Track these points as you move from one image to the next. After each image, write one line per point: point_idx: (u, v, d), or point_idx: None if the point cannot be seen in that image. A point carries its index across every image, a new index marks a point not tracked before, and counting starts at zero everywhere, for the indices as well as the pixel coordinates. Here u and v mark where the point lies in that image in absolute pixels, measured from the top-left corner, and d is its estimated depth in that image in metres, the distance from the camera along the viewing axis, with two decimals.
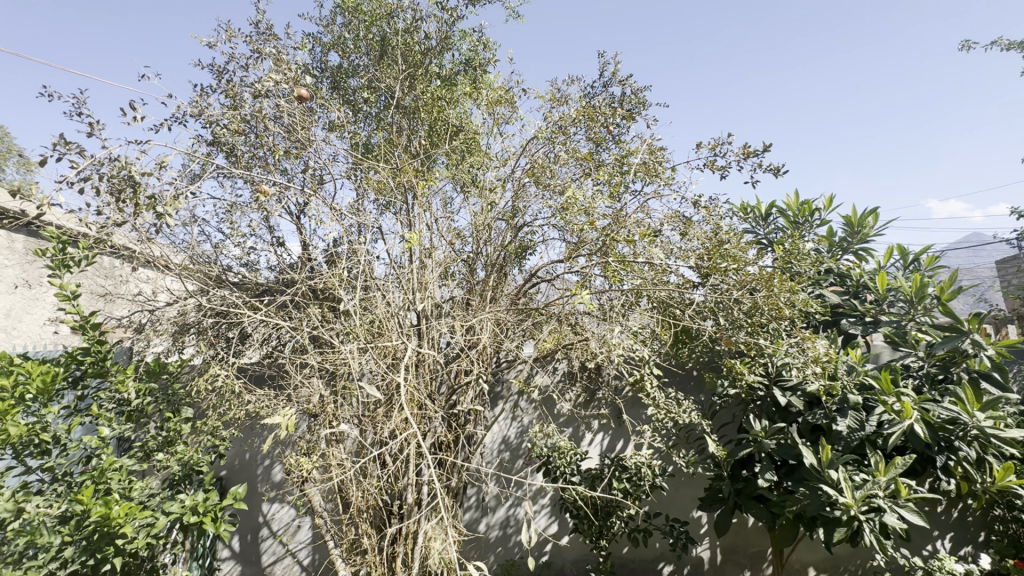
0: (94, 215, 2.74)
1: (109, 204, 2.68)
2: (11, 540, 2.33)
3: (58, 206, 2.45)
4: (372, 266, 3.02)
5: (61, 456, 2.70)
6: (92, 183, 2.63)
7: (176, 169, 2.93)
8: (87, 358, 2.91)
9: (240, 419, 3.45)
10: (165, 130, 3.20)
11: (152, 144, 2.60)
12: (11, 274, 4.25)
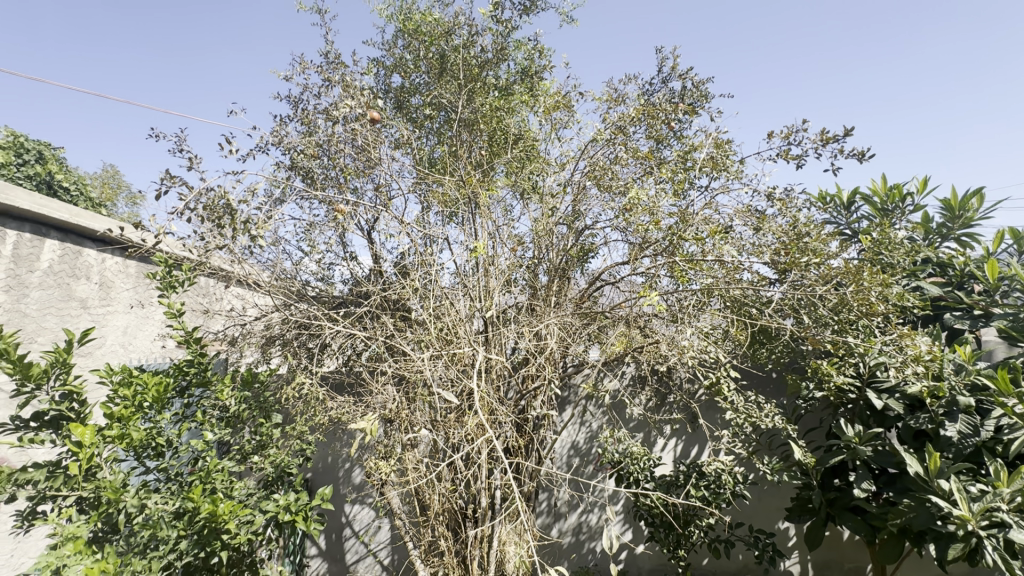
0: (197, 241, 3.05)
1: (208, 230, 2.97)
2: (137, 531, 2.62)
3: (170, 234, 2.75)
4: (439, 276, 3.13)
5: (173, 458, 3.01)
6: (194, 213, 2.92)
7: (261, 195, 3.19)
8: (191, 369, 3.22)
9: (324, 424, 3.67)
10: (251, 159, 3.51)
11: (244, 173, 2.86)
12: (127, 295, 4.80)
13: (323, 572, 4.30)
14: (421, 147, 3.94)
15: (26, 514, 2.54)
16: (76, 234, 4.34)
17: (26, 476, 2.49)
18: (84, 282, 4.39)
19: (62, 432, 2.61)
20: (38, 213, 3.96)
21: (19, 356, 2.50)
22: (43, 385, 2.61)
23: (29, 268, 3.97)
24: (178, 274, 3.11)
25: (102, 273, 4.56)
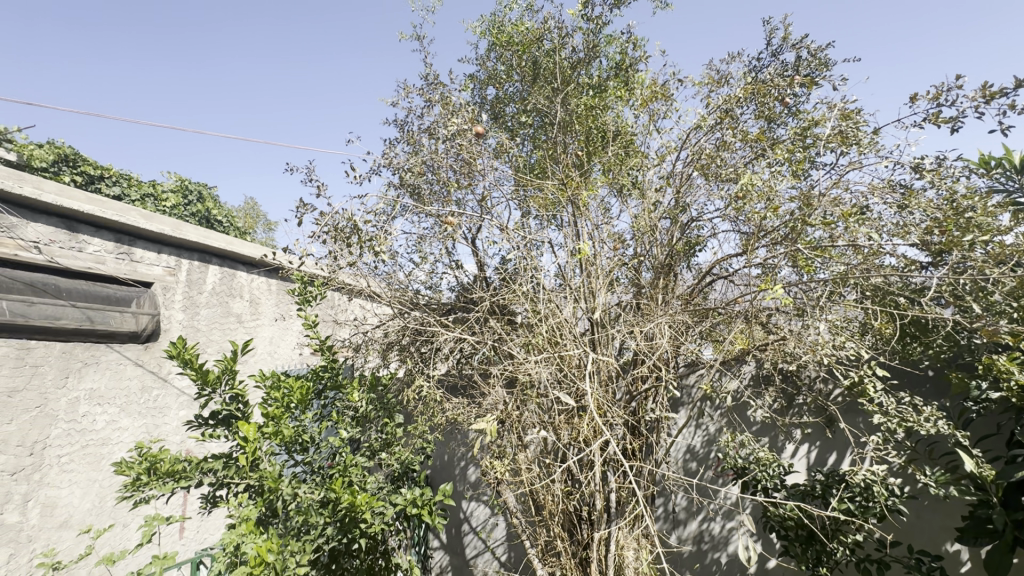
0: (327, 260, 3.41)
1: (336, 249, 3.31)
2: (292, 517, 2.99)
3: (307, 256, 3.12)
4: (543, 280, 3.17)
5: (316, 452, 3.38)
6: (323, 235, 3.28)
7: (377, 213, 3.49)
8: (326, 373, 3.60)
9: (441, 424, 3.89)
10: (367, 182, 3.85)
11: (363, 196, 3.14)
12: (272, 309, 5.51)
13: (445, 564, 4.55)
14: (519, 154, 4.03)
15: (208, 497, 3.01)
16: (232, 259, 5.08)
17: (208, 465, 2.96)
18: (238, 300, 5.12)
19: (232, 428, 3.07)
20: (203, 243, 4.70)
21: (198, 365, 2.98)
22: (216, 389, 3.08)
23: (198, 290, 4.74)
24: (312, 289, 3.51)
25: (252, 291, 5.28)
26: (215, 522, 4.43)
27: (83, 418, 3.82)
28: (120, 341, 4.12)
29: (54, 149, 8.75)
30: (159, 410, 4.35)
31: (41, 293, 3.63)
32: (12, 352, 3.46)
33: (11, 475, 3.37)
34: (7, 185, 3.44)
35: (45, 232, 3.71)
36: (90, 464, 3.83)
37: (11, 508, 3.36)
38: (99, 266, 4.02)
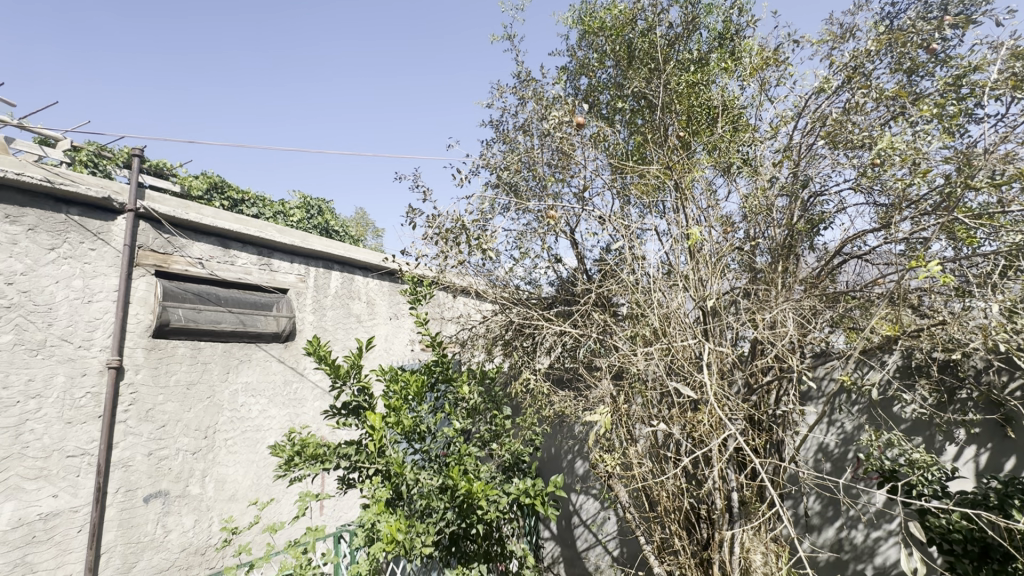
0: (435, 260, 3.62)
1: None
2: (416, 500, 3.22)
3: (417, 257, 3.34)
4: (648, 269, 3.07)
5: (432, 441, 3.60)
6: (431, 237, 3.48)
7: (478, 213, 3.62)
8: (437, 368, 3.81)
9: (549, 416, 3.93)
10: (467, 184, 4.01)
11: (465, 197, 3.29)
12: (386, 309, 5.97)
13: (557, 555, 4.60)
14: (616, 140, 3.93)
15: (344, 479, 3.35)
16: (350, 265, 5.59)
17: (343, 450, 3.30)
18: (357, 301, 5.61)
19: (361, 417, 3.38)
20: (327, 252, 5.23)
21: (331, 360, 3.33)
22: (346, 382, 3.41)
23: (324, 294, 5.28)
24: (422, 289, 3.75)
25: (368, 293, 5.77)
26: (350, 502, 4.90)
27: (241, 407, 4.44)
28: (265, 341, 4.71)
29: (206, 179, 10.24)
30: (298, 401, 4.92)
31: (205, 301, 4.28)
32: (188, 351, 4.13)
33: (192, 454, 4.04)
34: (178, 212, 4.11)
35: (206, 250, 4.39)
36: (249, 447, 4.44)
37: (194, 481, 4.02)
38: (247, 277, 4.66)
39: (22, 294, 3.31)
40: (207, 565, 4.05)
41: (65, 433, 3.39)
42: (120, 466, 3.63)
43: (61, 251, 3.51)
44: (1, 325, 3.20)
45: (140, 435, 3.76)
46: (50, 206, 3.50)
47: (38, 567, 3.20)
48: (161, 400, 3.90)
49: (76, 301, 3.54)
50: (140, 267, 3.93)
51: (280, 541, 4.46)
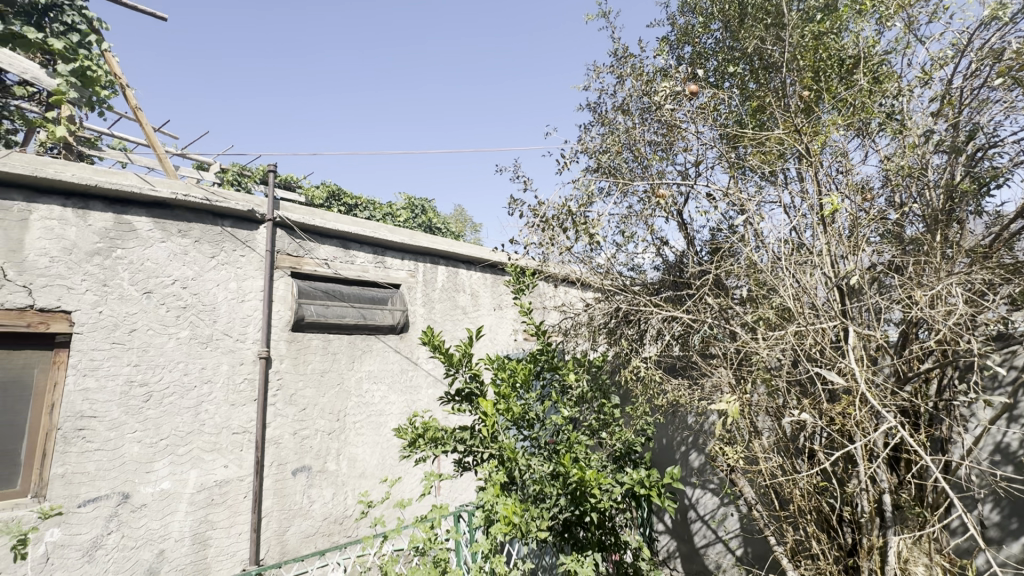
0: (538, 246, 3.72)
1: None
2: (529, 485, 3.28)
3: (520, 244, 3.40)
4: (768, 246, 2.82)
5: (541, 428, 3.63)
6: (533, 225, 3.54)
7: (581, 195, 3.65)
8: (542, 357, 3.83)
9: (661, 406, 3.78)
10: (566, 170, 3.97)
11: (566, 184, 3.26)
12: (490, 300, 6.15)
13: (672, 549, 4.44)
14: (728, 109, 3.64)
15: (460, 462, 3.52)
16: (455, 259, 5.84)
17: (458, 434, 3.47)
18: (462, 294, 5.85)
19: (474, 404, 3.53)
20: (434, 247, 5.52)
21: (444, 349, 3.50)
22: (459, 369, 3.57)
23: (432, 288, 5.58)
24: (525, 278, 3.81)
25: (473, 285, 5.99)
26: (466, 484, 5.14)
27: (366, 393, 4.86)
28: (383, 333, 5.09)
29: (325, 188, 11.32)
30: (414, 388, 5.26)
31: (332, 297, 4.73)
32: (320, 343, 4.61)
33: (329, 435, 4.51)
34: (306, 219, 4.60)
35: (330, 251, 4.85)
36: (374, 430, 4.85)
37: (330, 459, 4.49)
38: (365, 274, 5.07)
39: (193, 296, 3.92)
40: (346, 534, 4.51)
41: (230, 413, 3.97)
42: (273, 443, 4.17)
43: (219, 258, 4.10)
44: (180, 322, 3.82)
45: (286, 417, 4.28)
46: (209, 220, 4.09)
47: (217, 525, 3.80)
48: (300, 386, 4.41)
49: (232, 300, 4.12)
50: (279, 269, 4.46)
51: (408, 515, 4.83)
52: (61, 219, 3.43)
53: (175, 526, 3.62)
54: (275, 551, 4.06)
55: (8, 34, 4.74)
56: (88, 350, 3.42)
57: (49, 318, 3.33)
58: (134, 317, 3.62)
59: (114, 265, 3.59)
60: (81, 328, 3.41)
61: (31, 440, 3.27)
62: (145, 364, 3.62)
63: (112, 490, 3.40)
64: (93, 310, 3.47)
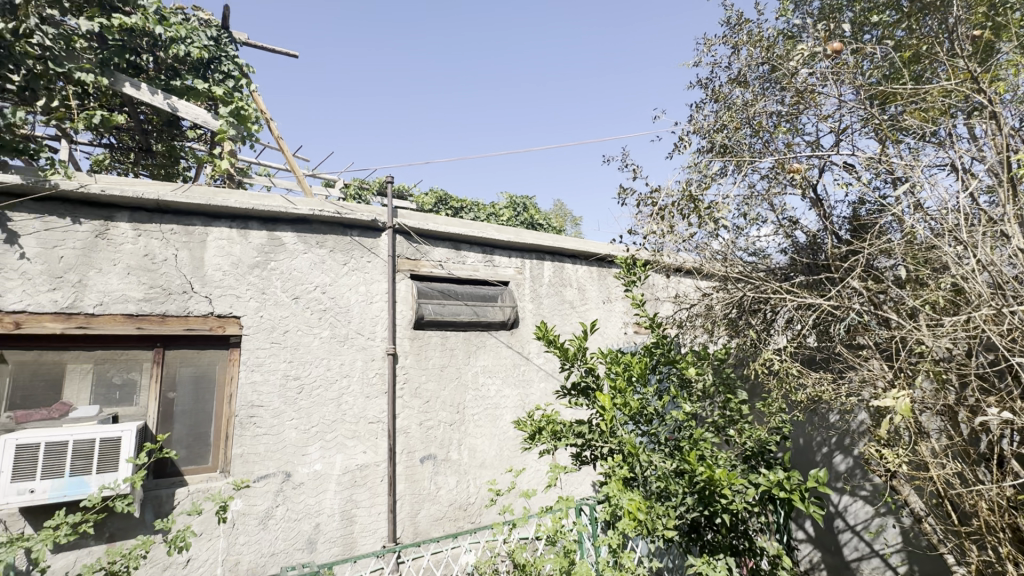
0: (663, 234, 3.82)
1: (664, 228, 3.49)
2: (652, 482, 3.17)
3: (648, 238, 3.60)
4: (931, 216, 2.51)
5: (660, 424, 3.46)
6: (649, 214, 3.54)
7: (708, 179, 3.67)
8: (658, 350, 3.67)
9: (800, 402, 3.44)
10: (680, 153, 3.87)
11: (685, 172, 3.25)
12: (597, 294, 6.07)
13: (817, 561, 4.03)
14: (871, 66, 3.23)
15: (579, 456, 3.53)
16: (560, 254, 5.86)
17: (577, 428, 3.49)
18: (569, 289, 5.85)
19: (591, 397, 3.52)
20: (540, 243, 5.59)
21: (559, 344, 3.53)
22: (574, 364, 3.59)
23: (540, 283, 5.66)
24: (636, 270, 3.71)
25: (579, 279, 5.96)
26: (581, 478, 5.12)
27: (482, 387, 5.08)
28: (494, 329, 5.28)
29: (434, 194, 11.98)
30: (526, 382, 5.38)
31: (447, 296, 5.01)
32: (439, 340, 4.90)
33: (450, 426, 4.79)
34: (422, 224, 4.92)
35: (444, 253, 5.14)
36: (491, 422, 5.05)
37: (453, 448, 4.77)
38: (476, 273, 5.29)
39: (331, 299, 4.40)
40: (472, 520, 4.76)
41: (366, 404, 4.39)
42: (402, 432, 4.53)
43: (350, 264, 4.55)
44: (322, 323, 4.31)
45: (413, 408, 4.62)
46: (340, 231, 4.55)
47: (360, 504, 4.23)
48: (424, 380, 4.74)
49: (362, 302, 4.55)
50: (400, 272, 4.83)
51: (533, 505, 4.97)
52: (228, 238, 4.05)
53: (327, 502, 4.10)
54: (410, 531, 4.42)
55: (184, 88, 5.70)
56: (254, 348, 4.00)
57: (224, 321, 3.95)
58: (286, 320, 4.16)
59: (269, 275, 4.15)
60: (248, 330, 4.00)
61: (217, 424, 3.94)
62: (297, 361, 4.15)
63: (277, 469, 3.95)
64: (256, 315, 4.05)
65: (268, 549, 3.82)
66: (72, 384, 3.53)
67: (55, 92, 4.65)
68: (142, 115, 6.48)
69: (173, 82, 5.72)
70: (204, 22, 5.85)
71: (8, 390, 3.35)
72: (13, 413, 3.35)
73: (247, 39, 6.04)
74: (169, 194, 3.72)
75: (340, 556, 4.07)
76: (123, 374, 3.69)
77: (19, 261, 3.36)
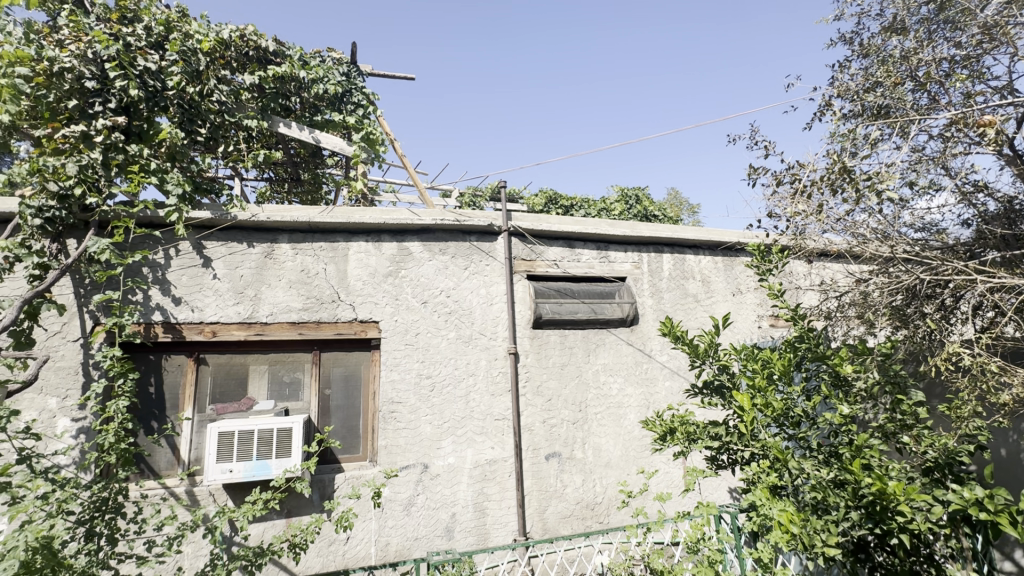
0: (812, 211, 3.47)
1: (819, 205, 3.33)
2: (805, 492, 2.85)
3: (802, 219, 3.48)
4: None
5: (812, 428, 3.06)
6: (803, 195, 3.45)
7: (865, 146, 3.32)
8: (803, 344, 3.27)
9: (1003, 406, 2.84)
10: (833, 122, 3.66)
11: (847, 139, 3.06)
12: (723, 286, 5.62)
13: None
14: None
15: (715, 460, 3.30)
16: (679, 245, 5.55)
17: (712, 430, 3.26)
18: (692, 281, 5.51)
19: (726, 397, 3.28)
20: (657, 236, 5.34)
21: (686, 340, 3.34)
22: (705, 361, 3.38)
23: (659, 277, 5.40)
24: (771, 257, 3.36)
25: (701, 271, 5.58)
26: (718, 483, 4.77)
27: (603, 385, 4.99)
28: (614, 326, 5.16)
29: (543, 194, 12.11)
30: (650, 380, 5.17)
31: (565, 295, 5.02)
32: (558, 338, 4.93)
33: (573, 424, 4.79)
34: (536, 225, 4.99)
35: (558, 252, 5.15)
36: (615, 421, 4.94)
37: (577, 447, 4.76)
38: (591, 270, 5.23)
39: (455, 302, 4.65)
40: (599, 519, 4.70)
41: (492, 402, 4.58)
42: (527, 430, 4.64)
43: (470, 268, 4.78)
44: (448, 325, 4.59)
45: (536, 406, 4.71)
46: (460, 236, 4.80)
47: (492, 497, 4.41)
48: (545, 378, 4.80)
49: (484, 304, 4.75)
50: (517, 273, 4.94)
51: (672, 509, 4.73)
52: (365, 250, 4.50)
53: (461, 494, 4.34)
54: (540, 527, 4.51)
55: (323, 121, 6.45)
56: (391, 350, 4.39)
57: (366, 325, 4.39)
58: (417, 323, 4.50)
59: (401, 283, 4.53)
60: (386, 333, 4.41)
61: (365, 418, 4.40)
62: (428, 361, 4.46)
63: (416, 460, 4.28)
64: (392, 319, 4.44)
65: (413, 534, 4.16)
66: (254, 382, 4.19)
67: (230, 138, 5.58)
68: (292, 150, 7.51)
69: (315, 117, 6.44)
70: (336, 61, 6.53)
71: (210, 387, 4.09)
72: (214, 406, 4.08)
73: (372, 69, 6.67)
74: (317, 216, 4.25)
75: (475, 546, 4.29)
76: (290, 373, 4.29)
77: (213, 281, 4.08)
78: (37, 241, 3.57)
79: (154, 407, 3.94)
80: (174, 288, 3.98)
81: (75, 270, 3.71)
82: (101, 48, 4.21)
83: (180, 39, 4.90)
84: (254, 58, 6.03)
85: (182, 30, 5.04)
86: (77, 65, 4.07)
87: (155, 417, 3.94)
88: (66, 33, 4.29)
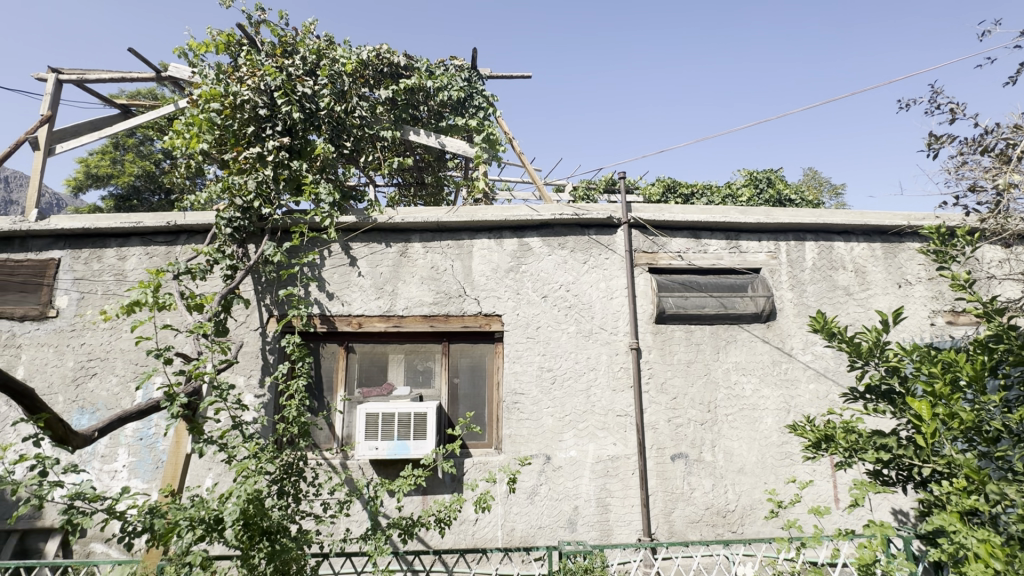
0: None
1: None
2: (1009, 523, 2.36)
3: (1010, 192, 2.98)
4: None
5: (1017, 447, 2.51)
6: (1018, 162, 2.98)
7: None
8: (1000, 345, 2.71)
9: None
10: None
11: None
12: (883, 277, 4.89)
13: None
14: None
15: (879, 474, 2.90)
16: (825, 231, 4.95)
17: (879, 441, 2.85)
18: (843, 272, 4.88)
19: (898, 405, 2.87)
20: (797, 222, 4.81)
21: (844, 337, 2.98)
22: (869, 362, 2.98)
23: (801, 268, 4.87)
24: (956, 240, 2.83)
25: (854, 261, 4.91)
26: (881, 501, 4.18)
27: (735, 385, 4.64)
28: (747, 321, 4.75)
29: (661, 183, 11.56)
30: (791, 382, 4.69)
31: (690, 288, 4.77)
32: (683, 334, 4.68)
33: (701, 425, 4.53)
34: (657, 216, 4.79)
35: (683, 243, 4.88)
36: (749, 424, 4.57)
37: (706, 449, 4.49)
38: (720, 262, 4.87)
39: (575, 297, 4.66)
40: (734, 529, 4.39)
41: (613, 397, 4.51)
42: (651, 428, 4.49)
43: (590, 262, 4.74)
44: (568, 319, 4.61)
45: (660, 404, 4.53)
46: (579, 230, 4.79)
47: (615, 493, 4.35)
48: (670, 375, 4.59)
49: (603, 298, 4.68)
50: (638, 266, 4.78)
51: (830, 523, 4.29)
52: (490, 247, 4.70)
53: (583, 488, 4.35)
54: (666, 529, 4.34)
55: (447, 126, 6.84)
56: (514, 342, 4.54)
57: (490, 319, 4.59)
58: (538, 317, 4.59)
59: (521, 277, 4.65)
60: (508, 327, 4.57)
61: (490, 407, 4.61)
62: (549, 354, 4.53)
63: (540, 451, 4.38)
64: (514, 313, 4.59)
65: (537, 522, 4.26)
66: (393, 369, 4.62)
67: (369, 150, 6.17)
68: (418, 156, 8.11)
69: (441, 123, 6.84)
70: (458, 68, 6.88)
71: (358, 372, 4.59)
72: (361, 390, 4.57)
73: (490, 72, 6.92)
74: (445, 215, 4.55)
75: (598, 540, 4.27)
76: (424, 362, 4.64)
77: (359, 278, 4.57)
78: (228, 246, 4.30)
79: (315, 389, 4.54)
80: (328, 284, 4.53)
81: (255, 270, 4.40)
82: (270, 80, 4.91)
83: (329, 64, 5.54)
84: (388, 73, 6.62)
85: (329, 56, 5.70)
86: (252, 96, 4.81)
87: (316, 397, 4.53)
88: (244, 70, 5.09)
